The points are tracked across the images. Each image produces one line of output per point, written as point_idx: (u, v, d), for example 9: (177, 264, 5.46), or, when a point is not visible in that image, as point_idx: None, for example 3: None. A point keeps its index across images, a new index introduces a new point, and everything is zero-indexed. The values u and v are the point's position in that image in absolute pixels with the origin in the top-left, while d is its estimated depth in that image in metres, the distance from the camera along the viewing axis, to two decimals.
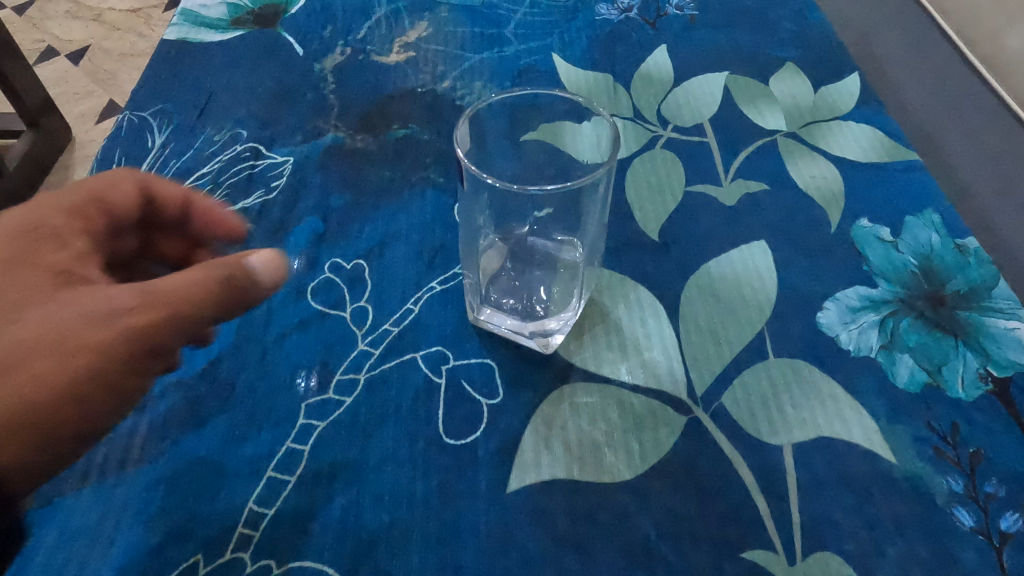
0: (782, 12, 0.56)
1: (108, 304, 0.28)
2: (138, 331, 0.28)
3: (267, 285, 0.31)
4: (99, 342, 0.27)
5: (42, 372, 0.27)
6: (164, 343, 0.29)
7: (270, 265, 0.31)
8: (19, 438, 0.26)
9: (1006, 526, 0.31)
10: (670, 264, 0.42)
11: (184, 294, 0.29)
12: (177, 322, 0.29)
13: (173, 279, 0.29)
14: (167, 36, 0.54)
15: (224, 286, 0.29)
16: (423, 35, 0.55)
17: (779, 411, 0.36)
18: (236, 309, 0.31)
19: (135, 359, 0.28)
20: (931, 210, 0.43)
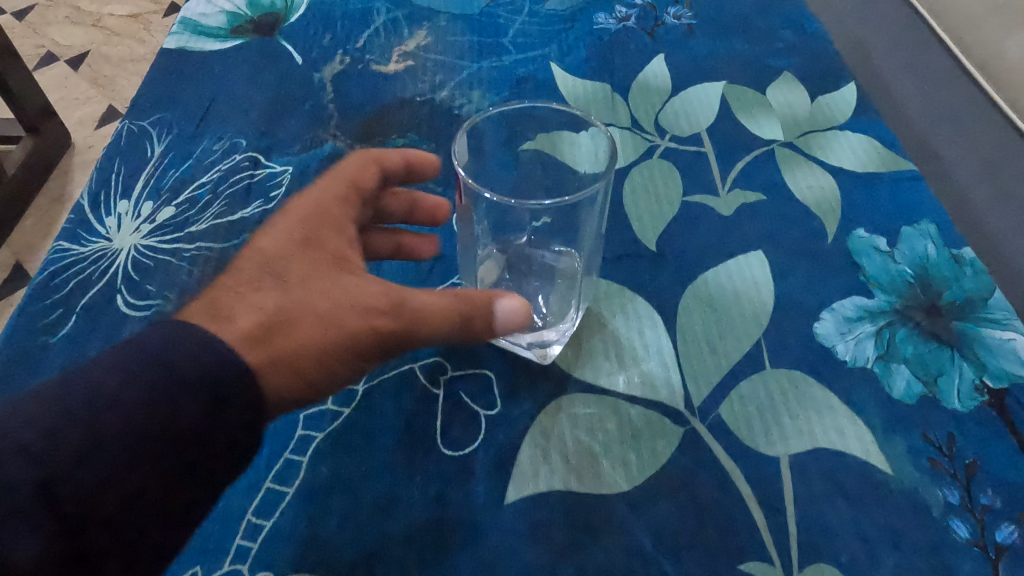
0: (779, 21, 0.56)
1: (374, 297, 0.30)
2: (385, 321, 0.30)
3: (518, 323, 0.34)
4: (355, 331, 0.30)
5: (318, 335, 0.29)
6: (395, 344, 0.31)
7: (526, 303, 0.34)
8: (276, 379, 0.28)
9: (1002, 538, 0.31)
10: (668, 274, 0.42)
11: (435, 313, 0.32)
12: (420, 326, 0.31)
13: (436, 298, 0.32)
14: (166, 44, 0.54)
15: (464, 314, 0.32)
16: (422, 44, 0.55)
17: (776, 422, 0.36)
18: (467, 335, 0.33)
19: (368, 348, 0.30)
20: (927, 220, 0.43)
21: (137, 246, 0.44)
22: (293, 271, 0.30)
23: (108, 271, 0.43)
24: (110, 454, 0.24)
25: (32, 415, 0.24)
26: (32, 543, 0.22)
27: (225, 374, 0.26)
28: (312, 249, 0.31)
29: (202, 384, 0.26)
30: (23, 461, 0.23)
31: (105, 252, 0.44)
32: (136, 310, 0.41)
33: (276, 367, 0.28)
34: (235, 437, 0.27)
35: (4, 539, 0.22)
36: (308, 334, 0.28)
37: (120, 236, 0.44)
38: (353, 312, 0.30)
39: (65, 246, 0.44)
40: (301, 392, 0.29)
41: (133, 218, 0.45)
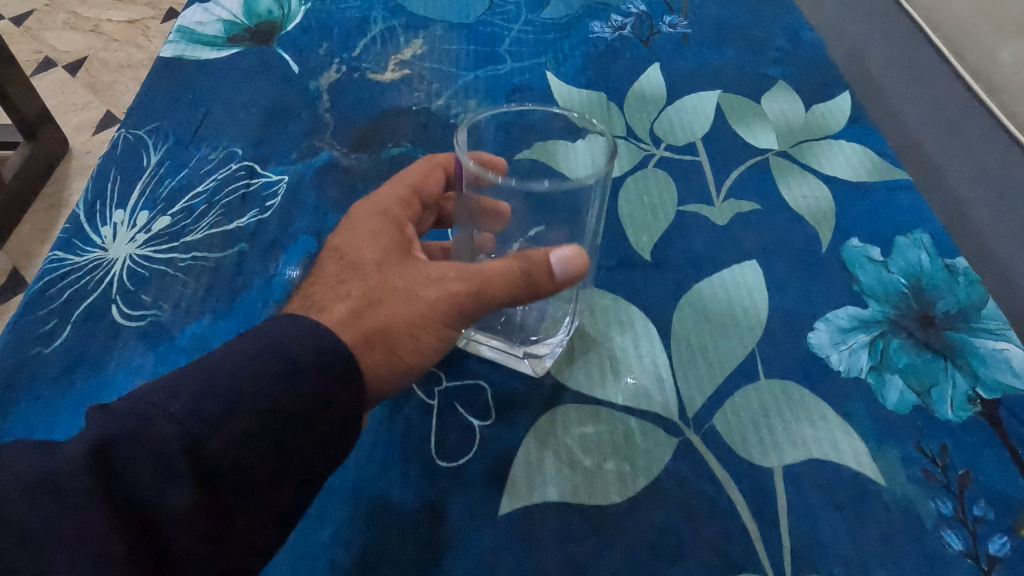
0: (774, 30, 0.56)
1: (450, 277, 0.33)
2: (459, 294, 0.33)
3: (577, 273, 0.34)
4: (434, 307, 0.32)
5: (403, 315, 0.32)
6: (469, 314, 0.33)
7: (582, 257, 0.34)
8: (373, 349, 0.31)
9: (995, 550, 0.32)
10: (662, 285, 0.42)
11: (504, 279, 0.33)
12: (491, 294, 0.33)
13: (505, 266, 0.33)
14: (163, 53, 0.55)
15: (523, 274, 0.33)
16: (418, 53, 0.55)
17: (770, 433, 0.36)
18: (534, 299, 0.34)
19: (444, 321, 0.33)
20: (921, 230, 0.43)
21: (132, 256, 0.44)
22: (370, 257, 0.34)
23: (103, 280, 0.43)
24: (241, 422, 0.26)
25: (176, 389, 0.26)
26: (176, 492, 0.24)
27: (341, 347, 0.29)
28: (394, 242, 0.35)
29: (319, 368, 0.28)
30: (171, 423, 0.25)
31: (100, 261, 0.44)
32: (131, 320, 0.41)
33: (382, 339, 0.31)
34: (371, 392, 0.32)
35: (151, 487, 0.24)
36: (398, 310, 0.32)
37: (115, 246, 0.45)
38: (431, 293, 0.32)
39: (60, 255, 0.44)
40: (398, 365, 0.32)
41: (128, 227, 0.45)
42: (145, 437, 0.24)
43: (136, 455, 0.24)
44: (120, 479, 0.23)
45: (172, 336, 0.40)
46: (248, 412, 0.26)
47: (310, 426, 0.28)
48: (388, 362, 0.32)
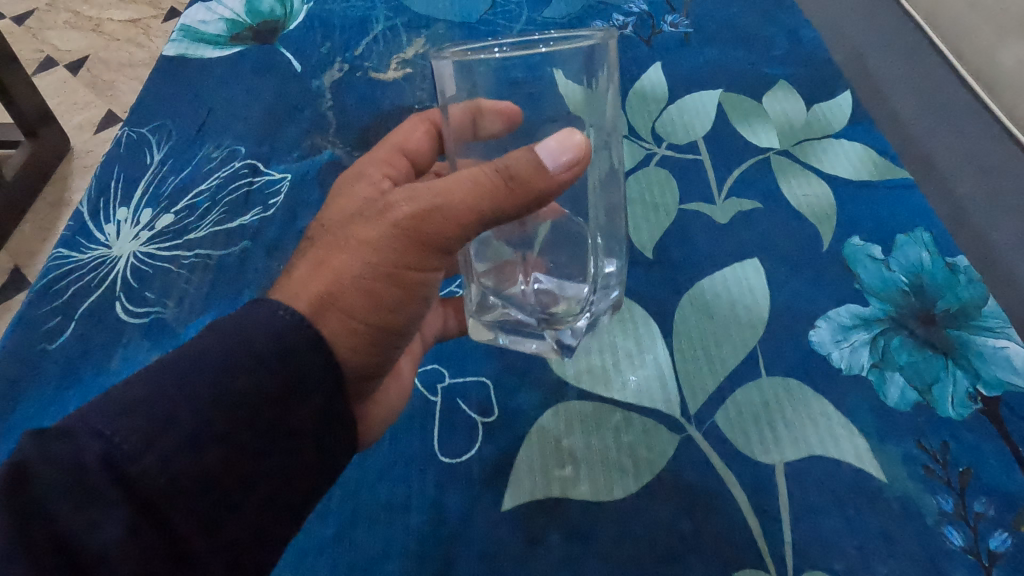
0: (776, 28, 0.56)
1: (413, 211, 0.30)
2: (426, 223, 0.30)
3: (574, 163, 0.30)
4: (399, 245, 0.30)
5: (362, 262, 0.30)
6: (446, 242, 0.31)
7: (582, 145, 0.30)
8: (329, 312, 0.29)
9: (995, 546, 0.32)
10: (664, 283, 0.43)
11: (475, 195, 0.30)
12: (467, 213, 0.30)
13: (467, 182, 0.30)
14: (166, 52, 0.55)
15: (504, 176, 0.30)
16: (420, 50, 0.55)
17: (771, 429, 0.36)
18: (529, 208, 0.31)
19: (418, 253, 0.31)
20: (922, 228, 0.43)
21: (135, 253, 0.44)
22: (331, 221, 0.33)
23: (107, 278, 0.43)
24: (184, 429, 0.25)
25: (110, 401, 0.25)
26: (112, 525, 0.23)
27: (288, 322, 0.28)
28: (351, 203, 0.33)
29: (272, 346, 0.27)
30: (95, 439, 0.24)
31: (104, 259, 0.44)
32: (135, 318, 0.41)
33: (344, 294, 0.30)
34: (351, 348, 0.30)
35: (83, 522, 0.22)
36: (351, 261, 0.30)
37: (119, 243, 0.45)
38: (390, 231, 0.30)
39: (64, 253, 0.45)
40: (376, 315, 0.31)
41: (132, 225, 0.46)
42: (68, 462, 0.23)
43: (65, 488, 0.23)
44: (50, 515, 0.22)
45: (175, 333, 0.41)
46: (189, 415, 0.25)
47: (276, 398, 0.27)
48: (360, 316, 0.30)
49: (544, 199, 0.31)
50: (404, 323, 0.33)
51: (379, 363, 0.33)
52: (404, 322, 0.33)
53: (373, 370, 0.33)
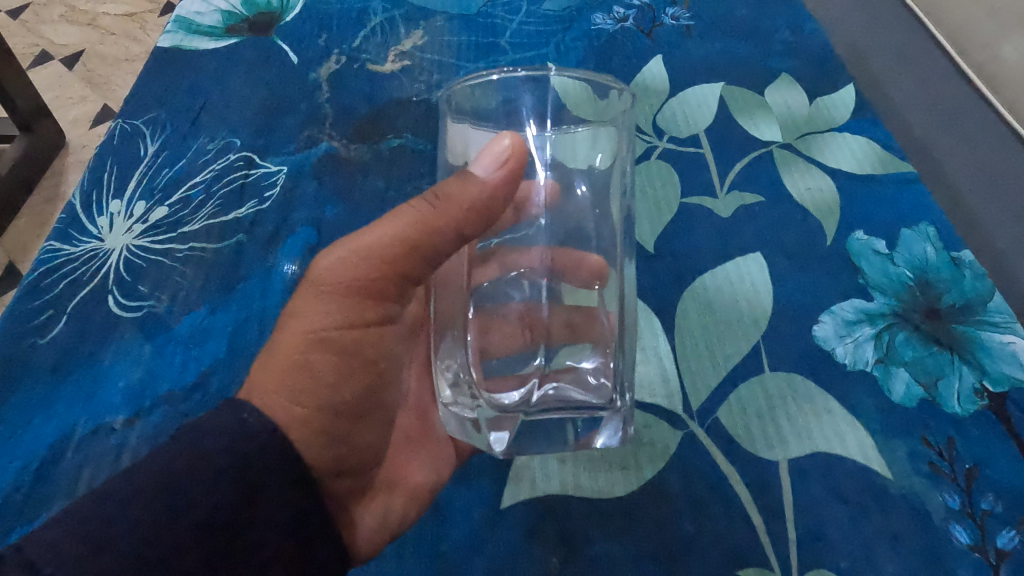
0: (778, 21, 0.55)
1: (336, 265, 0.32)
2: (351, 269, 0.32)
3: (504, 163, 0.32)
4: (333, 304, 0.32)
5: (296, 333, 0.31)
6: (378, 285, 0.33)
7: (512, 146, 0.33)
8: (280, 402, 0.30)
9: (1003, 543, 0.31)
10: (666, 277, 0.42)
11: (399, 228, 0.32)
12: (396, 246, 0.32)
13: (388, 221, 0.33)
14: (160, 43, 0.54)
15: (431, 199, 0.32)
16: (418, 43, 0.54)
17: (774, 425, 0.36)
18: (474, 226, 0.33)
19: (353, 306, 0.33)
20: (926, 222, 0.43)
21: (129, 246, 0.44)
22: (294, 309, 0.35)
23: (100, 271, 0.43)
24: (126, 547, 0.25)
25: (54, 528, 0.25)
26: None
27: (247, 424, 0.28)
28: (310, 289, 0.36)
29: (226, 453, 0.27)
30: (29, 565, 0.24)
31: (97, 252, 0.44)
32: (127, 311, 0.41)
33: (287, 372, 0.30)
34: (310, 433, 0.30)
35: None
36: (288, 336, 0.31)
37: (112, 236, 0.44)
38: (317, 293, 0.32)
39: (56, 245, 0.44)
40: (328, 390, 0.31)
41: (125, 217, 0.45)
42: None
43: None
44: None
45: (169, 327, 0.40)
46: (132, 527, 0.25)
47: (241, 499, 0.27)
48: (310, 393, 0.31)
49: (486, 210, 0.33)
50: (361, 396, 0.34)
51: (347, 450, 0.33)
52: (361, 397, 0.34)
53: (343, 462, 0.33)
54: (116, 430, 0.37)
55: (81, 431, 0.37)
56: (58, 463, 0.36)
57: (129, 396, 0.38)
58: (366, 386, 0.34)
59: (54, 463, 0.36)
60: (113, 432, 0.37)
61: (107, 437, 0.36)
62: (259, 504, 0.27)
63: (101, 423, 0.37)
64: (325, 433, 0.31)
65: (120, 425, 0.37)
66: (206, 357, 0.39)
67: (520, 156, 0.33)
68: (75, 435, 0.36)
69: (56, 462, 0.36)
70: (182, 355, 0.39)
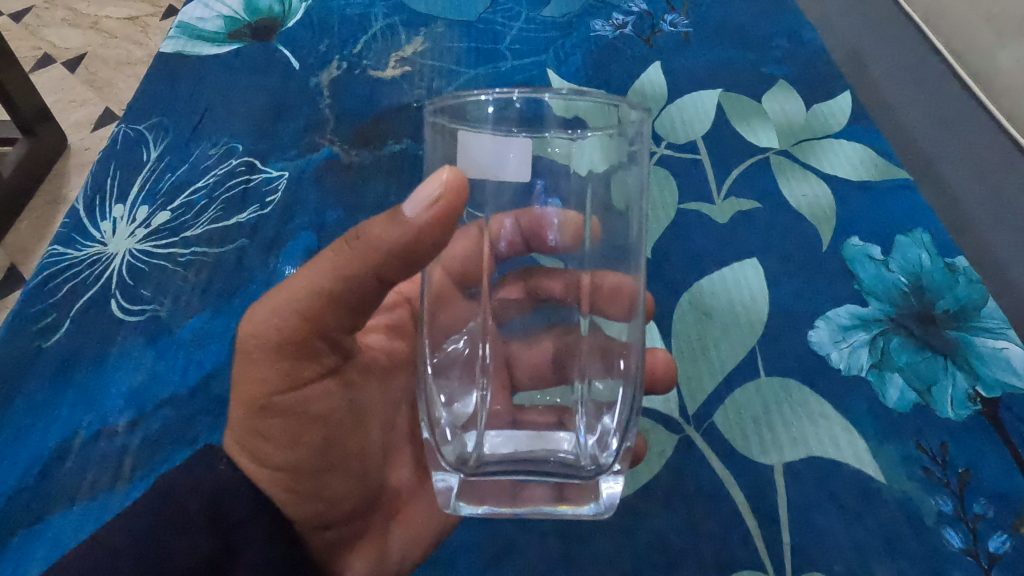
0: (775, 28, 0.56)
1: (260, 329, 0.30)
2: (274, 329, 0.30)
3: (435, 201, 0.28)
4: (268, 369, 0.31)
5: (242, 401, 0.31)
6: (308, 341, 0.30)
7: (445, 180, 0.28)
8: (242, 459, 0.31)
9: (994, 547, 0.32)
10: (664, 282, 0.43)
11: (313, 282, 0.29)
12: (313, 300, 0.30)
13: (306, 271, 0.30)
14: (163, 49, 0.54)
15: (348, 240, 0.29)
16: (419, 49, 0.55)
17: (769, 430, 0.36)
18: (397, 269, 0.29)
19: (289, 367, 0.31)
20: (921, 229, 0.43)
21: (132, 251, 0.44)
22: None
23: (103, 275, 0.43)
24: None
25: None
26: None
27: (223, 474, 0.30)
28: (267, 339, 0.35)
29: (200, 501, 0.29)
30: None
31: (100, 256, 0.44)
32: (130, 315, 0.41)
33: (246, 438, 0.31)
34: (279, 487, 0.31)
35: None
36: (235, 404, 0.31)
37: (115, 241, 0.45)
38: (248, 359, 0.31)
39: (60, 249, 0.44)
40: (285, 451, 0.31)
41: (128, 222, 0.46)
42: None
43: None
44: None
45: (171, 331, 0.41)
46: None
47: (216, 550, 0.29)
48: (273, 454, 0.31)
49: (413, 251, 0.29)
50: (323, 452, 0.33)
51: (320, 505, 0.33)
52: (325, 452, 0.33)
53: (323, 516, 0.33)
54: (118, 433, 0.37)
55: (83, 434, 0.37)
56: (61, 466, 0.36)
57: (131, 399, 0.38)
58: (326, 442, 0.33)
59: (57, 466, 0.36)
60: (115, 434, 0.37)
61: (110, 439, 0.37)
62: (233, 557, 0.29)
63: (103, 426, 0.37)
64: (296, 489, 0.32)
65: (122, 427, 0.37)
66: (207, 361, 0.39)
67: (453, 194, 0.28)
68: (78, 438, 0.37)
69: (59, 465, 0.36)
70: (184, 359, 0.39)
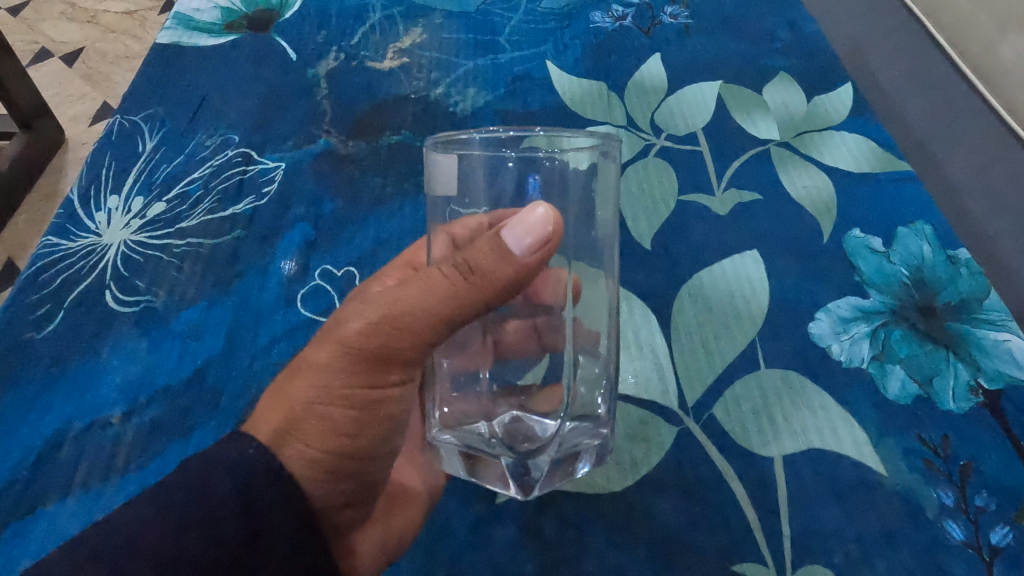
0: (774, 20, 0.55)
1: (363, 327, 0.29)
2: (382, 338, 0.29)
3: (543, 243, 0.28)
4: (356, 371, 0.30)
5: (312, 390, 0.30)
6: (405, 355, 0.30)
7: (548, 216, 0.28)
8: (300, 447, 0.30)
9: (996, 540, 0.31)
10: (664, 274, 0.42)
11: (431, 304, 0.28)
12: (425, 319, 0.29)
13: (420, 283, 0.29)
14: (159, 39, 0.54)
15: (463, 272, 0.28)
16: (417, 41, 0.54)
17: (769, 422, 0.36)
18: (500, 299, 0.29)
19: (375, 371, 0.30)
20: (923, 220, 0.43)
21: (127, 242, 0.44)
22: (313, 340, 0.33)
23: (97, 266, 0.43)
24: None
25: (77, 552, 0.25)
26: None
27: (254, 456, 0.29)
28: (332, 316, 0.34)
29: (229, 483, 0.28)
30: None
31: (95, 247, 0.44)
32: (124, 306, 0.41)
33: (305, 423, 0.30)
34: (318, 473, 0.30)
35: None
36: (303, 387, 0.30)
37: (110, 231, 0.44)
38: (341, 353, 0.30)
39: (54, 240, 0.44)
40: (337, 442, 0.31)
41: (123, 213, 0.45)
42: None
43: None
44: None
45: (166, 322, 0.40)
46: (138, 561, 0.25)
47: (246, 534, 0.27)
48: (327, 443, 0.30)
49: (516, 285, 0.29)
50: (376, 445, 0.32)
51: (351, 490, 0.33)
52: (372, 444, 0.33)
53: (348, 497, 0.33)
54: (112, 425, 0.37)
55: (77, 425, 0.37)
56: (54, 457, 0.36)
57: (126, 391, 0.38)
58: (379, 437, 0.32)
59: (50, 456, 0.36)
60: (109, 425, 0.37)
61: (103, 431, 0.36)
62: (261, 543, 0.28)
63: (97, 418, 0.37)
64: (335, 475, 0.31)
65: (116, 419, 0.37)
66: (202, 352, 0.39)
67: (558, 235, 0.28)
68: (72, 430, 0.36)
69: (52, 457, 0.36)
70: (178, 349, 0.39)
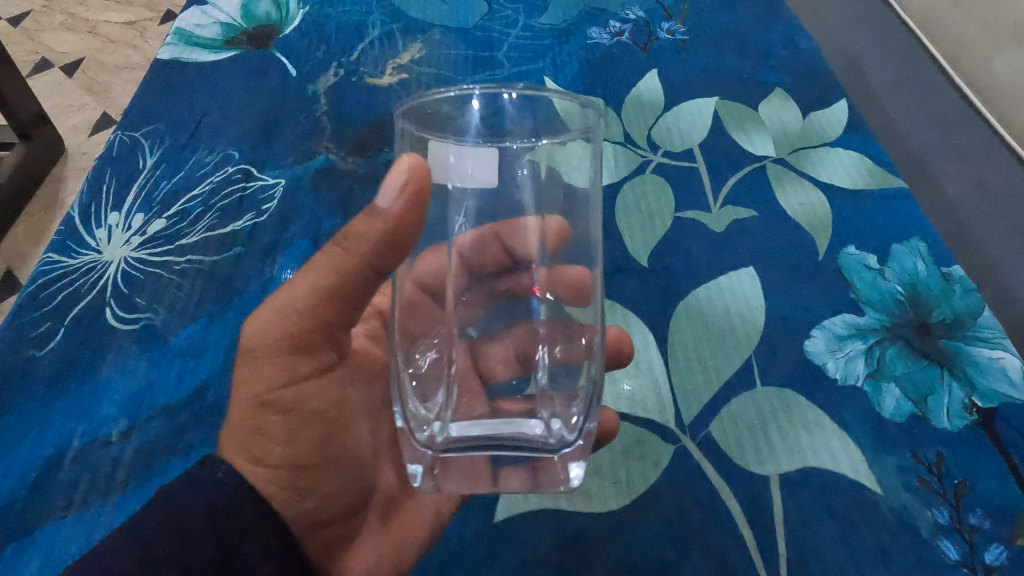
0: (770, 36, 0.56)
1: (265, 327, 0.32)
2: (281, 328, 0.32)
3: (406, 187, 0.30)
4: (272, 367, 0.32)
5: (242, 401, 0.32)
6: (311, 338, 0.32)
7: (409, 164, 0.30)
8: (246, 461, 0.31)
9: (991, 559, 0.32)
10: (661, 291, 0.42)
11: (313, 281, 0.31)
12: (311, 297, 0.31)
13: (306, 272, 0.32)
14: (160, 55, 0.54)
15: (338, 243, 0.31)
16: (416, 56, 0.55)
17: (766, 440, 0.36)
18: (387, 257, 0.30)
19: (290, 361, 0.32)
20: (917, 238, 0.43)
21: (127, 259, 0.44)
22: None
23: (97, 283, 0.43)
24: None
25: None
26: None
27: (222, 481, 0.30)
28: None
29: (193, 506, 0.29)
30: None
31: (95, 264, 0.44)
32: (125, 324, 0.41)
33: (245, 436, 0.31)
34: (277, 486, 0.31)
35: None
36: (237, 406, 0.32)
37: (110, 248, 0.45)
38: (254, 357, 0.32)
39: (54, 257, 0.44)
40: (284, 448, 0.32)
41: (123, 229, 0.46)
42: None
43: None
44: None
45: (166, 340, 0.40)
46: None
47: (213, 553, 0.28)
48: (272, 451, 0.31)
49: (397, 239, 0.30)
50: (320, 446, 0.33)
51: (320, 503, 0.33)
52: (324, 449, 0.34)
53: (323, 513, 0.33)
54: (112, 443, 0.37)
55: (77, 444, 0.37)
56: (53, 476, 0.36)
57: (126, 409, 0.38)
58: (324, 438, 0.34)
59: (50, 475, 0.36)
60: (109, 444, 0.37)
61: (103, 450, 0.37)
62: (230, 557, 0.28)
63: (97, 436, 0.37)
64: (296, 485, 0.32)
65: (116, 437, 0.37)
66: (202, 370, 0.39)
67: (420, 176, 0.30)
68: (71, 448, 0.37)
69: (52, 475, 0.36)
70: (178, 367, 0.39)
